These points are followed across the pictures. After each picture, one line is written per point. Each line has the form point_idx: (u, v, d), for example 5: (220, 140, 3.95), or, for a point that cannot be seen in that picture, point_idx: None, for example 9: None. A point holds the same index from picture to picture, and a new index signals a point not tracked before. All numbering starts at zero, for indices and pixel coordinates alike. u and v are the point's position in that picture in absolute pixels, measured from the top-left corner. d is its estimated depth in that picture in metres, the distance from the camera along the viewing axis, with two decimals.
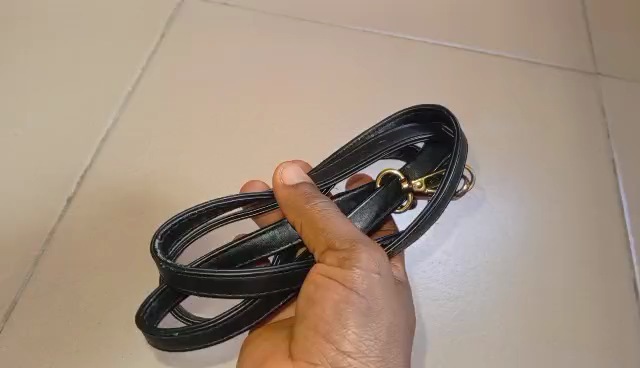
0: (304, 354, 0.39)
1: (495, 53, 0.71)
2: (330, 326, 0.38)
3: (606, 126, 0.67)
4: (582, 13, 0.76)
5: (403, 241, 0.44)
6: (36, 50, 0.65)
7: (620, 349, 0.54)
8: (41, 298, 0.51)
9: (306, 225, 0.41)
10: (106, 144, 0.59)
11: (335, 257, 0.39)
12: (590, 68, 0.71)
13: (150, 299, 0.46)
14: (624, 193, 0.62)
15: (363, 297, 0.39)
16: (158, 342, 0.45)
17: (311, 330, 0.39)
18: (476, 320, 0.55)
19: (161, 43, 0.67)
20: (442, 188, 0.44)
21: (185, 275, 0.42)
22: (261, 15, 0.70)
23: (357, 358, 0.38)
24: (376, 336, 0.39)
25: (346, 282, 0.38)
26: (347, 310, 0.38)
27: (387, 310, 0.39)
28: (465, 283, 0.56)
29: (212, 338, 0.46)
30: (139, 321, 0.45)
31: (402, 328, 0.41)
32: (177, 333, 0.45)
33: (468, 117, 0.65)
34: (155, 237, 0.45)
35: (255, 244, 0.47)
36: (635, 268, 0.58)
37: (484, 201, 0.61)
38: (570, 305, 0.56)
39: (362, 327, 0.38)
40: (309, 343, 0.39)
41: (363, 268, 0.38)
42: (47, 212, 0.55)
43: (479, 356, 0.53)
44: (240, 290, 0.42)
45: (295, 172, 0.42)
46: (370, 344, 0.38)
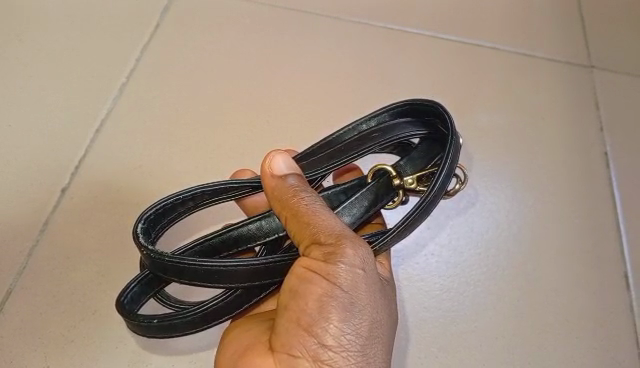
0: (285, 346, 0.39)
1: (490, 45, 0.71)
2: (313, 319, 0.38)
3: (599, 119, 0.67)
4: (577, 6, 0.76)
5: (392, 238, 0.44)
6: (32, 39, 0.65)
7: (611, 340, 0.55)
8: (36, 288, 0.52)
9: (290, 218, 0.41)
10: (101, 136, 0.59)
11: (320, 252, 0.39)
12: (585, 61, 0.71)
13: (132, 284, 0.46)
14: (617, 186, 0.63)
15: (345, 292, 0.39)
16: (138, 328, 0.46)
17: (293, 323, 0.39)
18: (462, 311, 0.55)
19: (156, 34, 0.67)
20: (434, 186, 0.45)
21: (166, 263, 0.42)
22: (257, 6, 0.70)
23: (338, 352, 0.38)
24: (358, 331, 0.39)
25: (330, 276, 0.39)
26: (330, 304, 0.38)
27: (369, 305, 0.40)
28: (453, 276, 0.56)
29: (190, 328, 0.46)
30: (118, 306, 0.45)
31: (384, 323, 0.41)
32: (156, 320, 0.45)
33: (463, 109, 0.66)
34: (138, 221, 0.45)
35: (241, 234, 0.47)
36: (625, 260, 0.58)
37: (479, 195, 0.61)
38: (562, 297, 0.56)
39: (345, 322, 0.38)
40: (291, 336, 0.39)
41: (347, 263, 0.39)
42: (43, 202, 0.55)
43: (465, 348, 0.53)
44: (221, 281, 0.43)
45: (283, 163, 0.42)
46: (351, 338, 0.38)
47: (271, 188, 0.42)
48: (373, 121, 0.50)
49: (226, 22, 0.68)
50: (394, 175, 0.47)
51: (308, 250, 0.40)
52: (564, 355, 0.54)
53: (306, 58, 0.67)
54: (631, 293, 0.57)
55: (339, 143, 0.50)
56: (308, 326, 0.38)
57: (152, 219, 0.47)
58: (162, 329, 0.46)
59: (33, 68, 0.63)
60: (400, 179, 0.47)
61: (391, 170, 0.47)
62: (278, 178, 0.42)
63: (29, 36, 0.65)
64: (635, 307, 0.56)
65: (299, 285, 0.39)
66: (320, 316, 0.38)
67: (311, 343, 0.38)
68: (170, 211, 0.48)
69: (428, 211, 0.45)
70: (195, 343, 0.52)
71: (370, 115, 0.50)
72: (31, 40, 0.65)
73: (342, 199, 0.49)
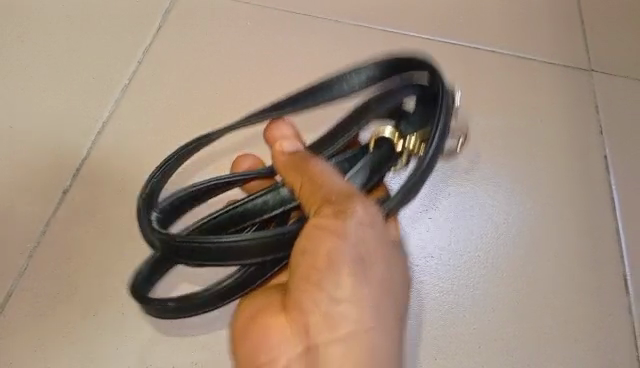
0: (297, 305, 0.43)
1: (489, 48, 0.71)
2: (326, 273, 0.42)
3: (599, 122, 0.67)
4: (577, 10, 0.76)
5: (399, 200, 0.47)
6: (33, 41, 0.65)
7: (609, 343, 0.55)
8: (37, 289, 0.52)
9: (300, 182, 0.45)
10: (101, 138, 0.60)
11: (330, 209, 0.43)
12: (584, 64, 0.71)
13: (142, 267, 0.50)
14: (615, 188, 0.63)
15: (356, 247, 0.42)
16: (153, 311, 0.49)
17: (307, 283, 0.42)
18: (466, 311, 0.55)
19: (157, 37, 0.67)
20: (431, 147, 0.47)
21: (178, 245, 0.45)
22: (257, 8, 0.70)
23: (352, 304, 0.42)
24: (370, 283, 0.43)
25: (342, 232, 0.42)
26: (343, 258, 0.42)
27: (379, 260, 0.43)
28: (457, 273, 0.57)
29: (212, 305, 0.50)
30: (133, 290, 0.49)
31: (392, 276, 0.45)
32: (171, 302, 0.48)
33: (462, 111, 0.66)
34: (152, 210, 0.50)
35: (249, 208, 0.48)
36: (624, 262, 0.59)
37: (479, 196, 0.61)
38: (560, 299, 0.56)
39: (357, 273, 0.42)
40: (304, 291, 0.42)
41: (357, 219, 0.42)
42: (44, 204, 0.55)
43: (473, 346, 0.54)
44: (232, 258, 0.45)
45: (292, 145, 0.48)
46: (363, 291, 0.42)
47: (281, 158, 0.47)
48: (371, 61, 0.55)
49: (226, 24, 0.69)
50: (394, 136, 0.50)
51: (317, 211, 0.44)
52: (564, 356, 0.54)
53: (305, 60, 0.67)
54: (629, 295, 0.57)
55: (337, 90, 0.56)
56: (322, 282, 0.42)
57: (163, 173, 0.51)
58: (188, 308, 0.49)
59: (33, 70, 0.63)
60: (399, 145, 0.51)
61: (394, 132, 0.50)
62: (288, 155, 0.47)
63: (29, 38, 0.65)
64: (633, 309, 0.57)
65: (309, 243, 0.43)
66: (331, 271, 0.42)
67: (324, 298, 0.42)
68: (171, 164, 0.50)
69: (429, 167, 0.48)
70: (194, 345, 0.52)
71: (358, 69, 0.51)
72: (32, 42, 0.65)
73: (346, 167, 0.51)
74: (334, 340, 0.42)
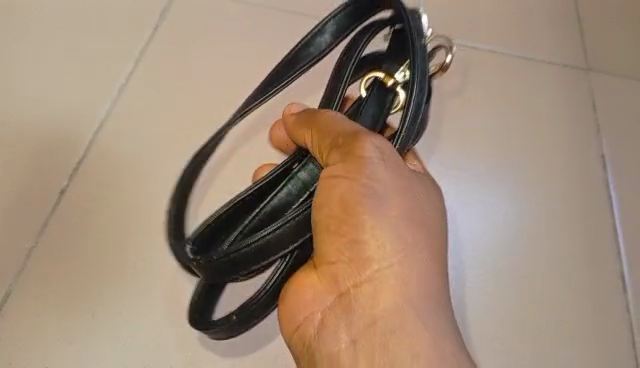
0: (323, 254, 0.43)
1: (488, 47, 0.71)
2: (342, 215, 0.42)
3: (597, 122, 0.67)
4: (575, 8, 0.76)
5: (406, 137, 0.47)
6: (30, 40, 0.65)
7: (607, 342, 0.55)
8: (35, 289, 0.52)
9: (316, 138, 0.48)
10: (99, 137, 0.60)
11: (341, 151, 0.44)
12: (582, 63, 0.71)
13: (195, 297, 0.51)
14: (613, 188, 0.63)
15: (366, 182, 0.42)
16: (224, 332, 0.50)
17: (329, 230, 0.43)
18: (478, 304, 0.55)
19: (154, 36, 0.67)
20: (415, 66, 0.47)
21: (217, 263, 0.47)
22: (255, 8, 0.70)
23: (373, 242, 0.42)
24: (389, 216, 0.42)
25: (353, 170, 0.43)
26: (356, 196, 0.42)
27: (396, 193, 0.43)
28: (477, 261, 0.57)
29: (268, 308, 0.51)
30: (192, 320, 0.50)
31: (419, 213, 0.43)
32: (234, 317, 0.50)
33: (460, 110, 0.66)
34: (186, 245, 0.51)
35: (277, 204, 0.49)
36: (621, 262, 0.59)
37: (474, 196, 0.61)
38: (559, 298, 0.56)
39: (373, 208, 0.42)
40: (328, 241, 0.43)
41: (367, 153, 0.43)
42: (41, 204, 0.55)
43: (492, 333, 0.54)
44: (273, 253, 0.46)
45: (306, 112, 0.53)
46: (384, 225, 0.42)
47: (298, 125, 0.50)
48: (331, 25, 0.56)
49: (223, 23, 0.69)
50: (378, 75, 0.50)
51: (330, 161, 0.45)
52: (561, 356, 0.54)
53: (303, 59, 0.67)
54: (626, 295, 0.57)
55: (307, 57, 0.57)
56: (341, 225, 0.42)
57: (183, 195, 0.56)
58: (246, 316, 0.50)
59: (30, 69, 0.63)
60: (391, 78, 0.50)
61: (377, 74, 0.50)
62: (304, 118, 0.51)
63: (27, 37, 0.65)
64: (631, 310, 0.57)
65: (323, 192, 0.43)
66: (346, 211, 0.42)
67: (345, 241, 0.42)
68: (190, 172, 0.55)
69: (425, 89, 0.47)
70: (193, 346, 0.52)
71: (320, 27, 0.57)
72: (29, 41, 0.65)
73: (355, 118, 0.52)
74: (362, 281, 0.42)
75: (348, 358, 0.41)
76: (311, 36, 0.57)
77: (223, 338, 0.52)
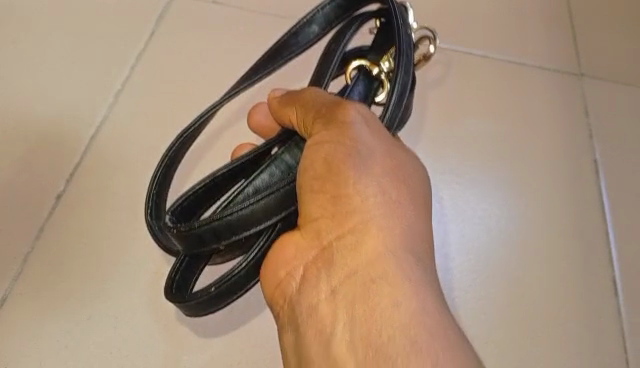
0: (306, 213, 0.44)
1: (481, 53, 0.72)
2: (328, 174, 0.43)
3: (589, 127, 0.68)
4: (568, 15, 0.77)
5: (394, 111, 0.48)
6: (28, 45, 0.66)
7: (599, 345, 0.55)
8: (31, 294, 0.52)
9: (300, 113, 0.49)
10: (95, 142, 0.60)
11: (327, 118, 0.46)
12: (575, 69, 0.72)
13: (172, 271, 0.50)
14: (605, 192, 0.64)
15: (349, 143, 0.43)
16: (204, 304, 0.49)
17: (312, 190, 0.43)
18: (472, 309, 0.56)
19: (150, 42, 0.67)
20: (401, 47, 0.50)
21: (198, 231, 0.46)
22: (250, 13, 0.71)
23: (358, 197, 0.42)
24: (374, 174, 0.43)
25: (340, 132, 0.44)
26: (342, 155, 0.43)
27: (381, 153, 0.44)
28: (470, 266, 0.58)
29: (249, 281, 0.50)
30: (170, 294, 0.49)
31: (402, 176, 0.44)
32: (214, 288, 0.48)
33: (454, 115, 0.66)
34: (166, 214, 0.50)
35: (258, 185, 0.50)
36: (614, 266, 0.59)
37: (463, 202, 0.61)
38: (553, 303, 0.57)
39: (359, 166, 0.43)
40: (313, 200, 0.43)
41: (354, 118, 0.45)
42: (38, 208, 0.56)
43: (485, 336, 0.55)
44: (254, 225, 0.46)
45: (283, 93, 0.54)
46: (366, 182, 0.42)
47: (280, 105, 0.52)
48: (321, 18, 0.59)
49: (220, 29, 0.69)
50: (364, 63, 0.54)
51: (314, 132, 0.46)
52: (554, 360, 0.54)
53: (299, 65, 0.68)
54: (618, 297, 0.58)
55: (294, 46, 0.59)
56: (324, 184, 0.43)
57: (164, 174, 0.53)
58: (226, 289, 0.49)
59: (29, 74, 0.64)
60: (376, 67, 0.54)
61: (364, 62, 0.54)
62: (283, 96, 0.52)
63: (25, 42, 0.66)
64: (623, 312, 0.57)
65: (307, 155, 0.44)
66: (329, 170, 0.43)
67: (328, 198, 0.43)
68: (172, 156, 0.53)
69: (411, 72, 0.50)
70: (189, 347, 0.51)
71: (306, 20, 0.59)
72: (27, 45, 0.66)
73: None
74: (345, 233, 0.42)
75: (327, 307, 0.40)
76: (299, 27, 0.59)
77: (219, 342, 0.52)
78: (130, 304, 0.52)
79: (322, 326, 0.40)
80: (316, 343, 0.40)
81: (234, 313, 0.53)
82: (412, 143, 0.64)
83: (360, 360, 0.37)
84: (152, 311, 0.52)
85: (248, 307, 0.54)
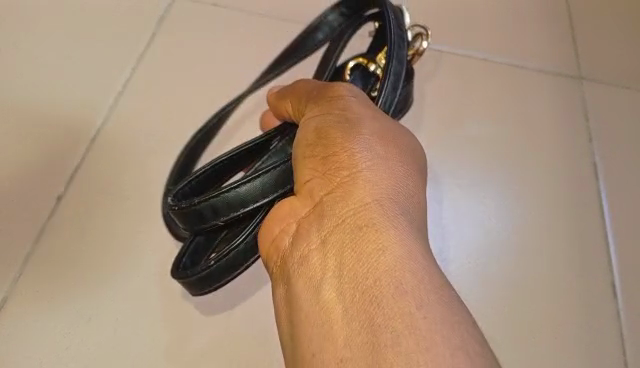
0: (301, 179, 0.41)
1: (481, 55, 0.72)
2: (319, 142, 0.41)
3: (589, 129, 0.68)
4: (568, 17, 0.77)
5: (388, 97, 0.48)
6: (29, 47, 0.66)
7: (598, 347, 0.55)
8: (32, 294, 0.52)
9: (295, 104, 0.48)
10: (95, 143, 0.60)
11: (321, 101, 0.45)
12: (575, 71, 0.72)
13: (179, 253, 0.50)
14: (605, 194, 0.64)
15: (339, 114, 0.42)
16: (205, 281, 0.49)
17: (304, 159, 0.41)
18: (472, 307, 0.56)
19: (151, 43, 0.68)
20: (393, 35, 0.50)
21: (197, 207, 0.46)
22: (251, 15, 0.71)
23: (347, 154, 0.39)
24: (366, 135, 0.40)
25: (334, 107, 0.43)
26: (333, 123, 0.41)
27: (374, 121, 0.41)
28: (469, 264, 0.58)
29: (249, 258, 0.48)
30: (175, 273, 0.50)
31: (394, 138, 0.41)
32: (213, 263, 0.48)
33: (454, 117, 0.67)
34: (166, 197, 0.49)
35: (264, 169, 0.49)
36: (613, 268, 0.59)
37: (460, 205, 0.61)
38: (552, 305, 0.57)
39: (350, 129, 0.40)
40: (306, 169, 0.41)
41: (348, 96, 0.44)
42: (39, 210, 0.56)
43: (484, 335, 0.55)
44: (255, 201, 0.45)
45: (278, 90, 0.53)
46: (356, 139, 0.39)
47: (277, 98, 0.52)
48: (328, 27, 0.62)
49: (221, 32, 0.70)
50: (361, 60, 0.55)
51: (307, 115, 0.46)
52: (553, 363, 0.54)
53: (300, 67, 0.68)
54: (617, 299, 0.58)
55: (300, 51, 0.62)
56: (315, 149, 0.41)
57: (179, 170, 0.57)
58: (225, 265, 0.48)
59: (30, 75, 0.64)
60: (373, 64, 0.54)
61: (362, 59, 0.55)
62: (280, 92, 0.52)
63: (27, 44, 0.66)
64: (622, 315, 0.57)
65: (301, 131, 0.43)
66: (319, 137, 0.41)
67: (318, 159, 0.40)
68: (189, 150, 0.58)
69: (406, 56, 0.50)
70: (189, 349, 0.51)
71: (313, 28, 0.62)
72: (28, 47, 0.66)
73: None
74: (335, 188, 0.38)
75: (318, 259, 0.35)
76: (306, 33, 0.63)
77: (219, 344, 0.52)
78: (129, 306, 0.52)
79: (311, 274, 0.35)
80: (307, 295, 0.34)
81: (234, 314, 0.53)
82: None
83: (347, 302, 0.31)
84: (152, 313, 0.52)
85: (249, 309, 0.54)
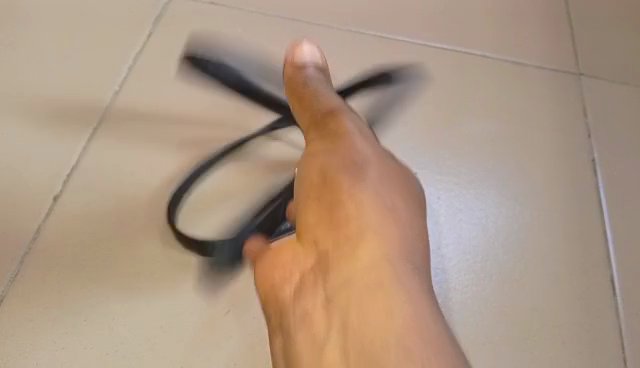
0: (303, 222, 0.42)
1: (479, 53, 0.72)
2: (324, 183, 0.42)
3: (587, 126, 0.68)
4: (563, 16, 0.78)
5: None
6: (24, 48, 0.65)
7: (600, 345, 0.54)
8: (27, 296, 0.51)
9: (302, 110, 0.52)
10: (92, 144, 0.60)
11: (326, 130, 0.48)
12: (573, 69, 0.73)
13: None
14: (603, 191, 0.63)
15: (346, 157, 0.44)
16: None
17: (309, 201, 0.43)
18: (469, 308, 0.55)
19: (147, 42, 0.68)
20: None
21: None
22: (248, 14, 0.72)
23: (352, 195, 0.41)
24: (372, 181, 0.42)
25: (340, 141, 0.46)
26: (338, 162, 0.43)
27: (376, 166, 0.44)
28: (467, 263, 0.57)
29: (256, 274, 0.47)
30: None
31: (397, 181, 0.44)
32: None
33: (452, 117, 0.66)
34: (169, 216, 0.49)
35: None
36: (612, 264, 0.59)
37: (454, 203, 0.60)
38: (554, 303, 0.56)
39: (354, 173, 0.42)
40: (308, 209, 0.42)
41: (356, 134, 0.47)
42: (36, 209, 0.55)
43: (482, 336, 0.53)
44: None
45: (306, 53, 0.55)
46: (361, 186, 0.41)
47: None
48: None
49: (218, 35, 0.70)
50: None
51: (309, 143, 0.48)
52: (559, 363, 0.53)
53: None
54: (617, 296, 0.57)
55: None
56: (321, 191, 0.42)
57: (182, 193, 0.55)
58: None
59: (26, 77, 0.64)
60: None
61: None
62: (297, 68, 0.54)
63: (22, 45, 0.66)
64: (622, 312, 0.56)
65: (305, 170, 0.45)
66: (325, 180, 0.43)
67: (322, 203, 0.41)
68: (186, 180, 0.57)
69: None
70: (186, 350, 0.50)
71: None
72: (24, 48, 0.65)
73: None
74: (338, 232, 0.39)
75: (320, 306, 0.37)
76: None
77: (216, 347, 0.50)
78: (128, 306, 0.51)
79: (314, 327, 0.36)
80: (310, 340, 0.36)
81: (230, 316, 0.52)
82: (407, 146, 0.63)
83: (351, 347, 0.34)
84: (151, 313, 0.51)
85: (245, 311, 0.52)
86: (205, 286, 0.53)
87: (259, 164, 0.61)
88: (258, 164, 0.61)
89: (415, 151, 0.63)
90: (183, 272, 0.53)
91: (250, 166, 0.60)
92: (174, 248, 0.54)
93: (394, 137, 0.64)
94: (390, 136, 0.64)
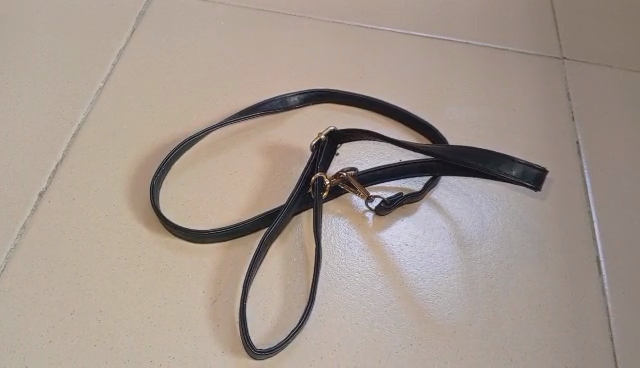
0: None
1: (462, 40, 0.74)
2: None
3: (570, 109, 0.68)
4: (543, 6, 0.80)
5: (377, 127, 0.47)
6: (8, 49, 0.66)
7: (588, 325, 0.54)
8: (13, 290, 0.50)
9: None
10: (77, 139, 0.60)
11: None
12: (556, 54, 0.74)
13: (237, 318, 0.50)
14: (588, 172, 0.63)
15: None
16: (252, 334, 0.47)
17: None
18: (453, 291, 0.54)
19: (130, 37, 0.69)
20: None
21: None
22: (229, 7, 0.73)
23: None
24: None
25: None
26: None
27: None
28: (451, 246, 0.57)
29: None
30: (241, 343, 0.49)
31: None
32: None
33: (436, 102, 0.67)
34: None
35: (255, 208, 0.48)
36: (597, 244, 0.59)
37: (442, 189, 0.60)
38: (542, 284, 0.55)
39: None
40: None
41: None
42: (21, 204, 0.55)
43: (466, 318, 0.53)
44: None
45: None
46: None
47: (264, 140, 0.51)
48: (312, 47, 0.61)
49: (201, 29, 0.70)
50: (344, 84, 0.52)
51: None
52: (550, 338, 0.52)
53: (279, 62, 0.68)
54: (602, 276, 0.57)
55: None
56: None
57: None
58: None
59: (9, 76, 0.64)
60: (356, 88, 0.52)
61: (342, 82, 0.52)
62: None
63: (6, 46, 0.66)
64: (607, 291, 0.56)
65: None
66: None
67: None
68: (168, 157, 0.57)
69: (507, 176, 0.52)
70: (172, 339, 0.49)
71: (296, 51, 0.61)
72: (7, 48, 0.66)
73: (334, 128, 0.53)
74: None
75: None
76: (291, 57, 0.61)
77: (203, 331, 0.49)
78: (116, 298, 0.50)
79: None
80: None
81: (219, 302, 0.51)
82: (392, 132, 0.64)
83: None
84: (139, 303, 0.50)
85: (232, 297, 0.51)
86: (192, 272, 0.52)
87: (245, 153, 0.61)
88: (243, 154, 0.61)
89: (402, 137, 0.63)
90: (169, 259, 0.53)
91: (236, 157, 0.60)
92: (161, 237, 0.54)
93: (379, 124, 0.64)
94: (374, 123, 0.64)
